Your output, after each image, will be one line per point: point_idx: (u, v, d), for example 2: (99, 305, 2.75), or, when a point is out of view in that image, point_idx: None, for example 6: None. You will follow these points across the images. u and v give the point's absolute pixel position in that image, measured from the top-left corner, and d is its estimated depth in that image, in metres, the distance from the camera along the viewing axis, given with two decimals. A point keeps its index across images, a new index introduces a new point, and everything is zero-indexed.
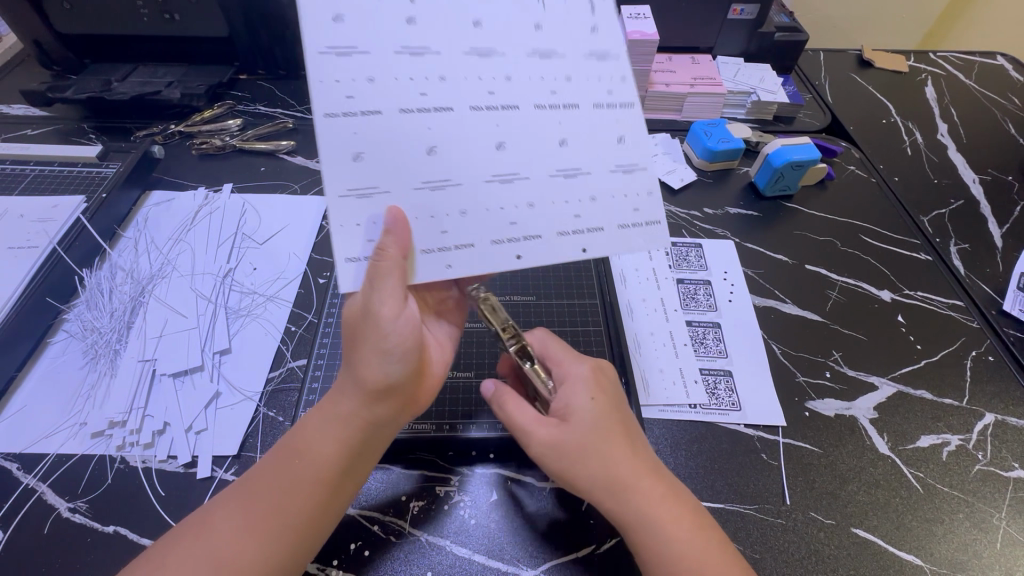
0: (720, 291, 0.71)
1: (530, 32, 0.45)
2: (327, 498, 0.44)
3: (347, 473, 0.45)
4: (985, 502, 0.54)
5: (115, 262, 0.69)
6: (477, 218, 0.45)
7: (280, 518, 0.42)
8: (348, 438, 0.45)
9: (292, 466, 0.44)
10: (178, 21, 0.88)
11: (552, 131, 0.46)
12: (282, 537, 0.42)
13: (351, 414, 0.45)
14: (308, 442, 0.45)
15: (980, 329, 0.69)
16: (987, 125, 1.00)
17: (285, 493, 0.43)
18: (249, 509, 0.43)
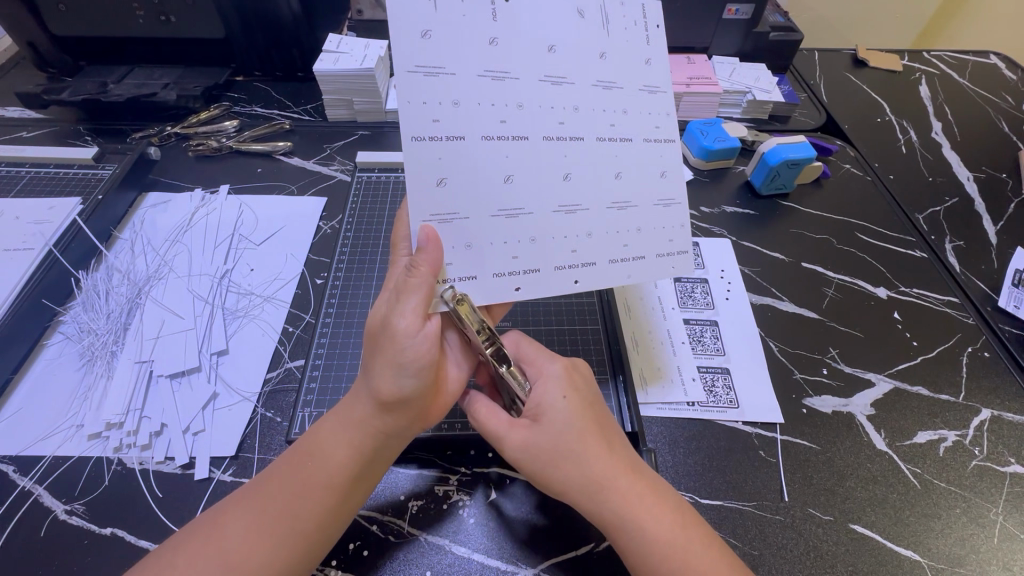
0: (717, 289, 0.71)
1: (596, 61, 0.46)
2: (334, 505, 0.44)
3: (358, 477, 0.45)
4: (982, 497, 0.55)
5: (112, 264, 0.69)
6: (543, 245, 0.46)
7: (290, 523, 0.42)
8: (362, 444, 0.45)
9: (306, 469, 0.44)
10: (174, 23, 0.88)
11: (610, 165, 0.47)
12: (288, 543, 0.42)
13: (366, 420, 0.45)
14: (321, 445, 0.45)
15: (976, 326, 0.69)
16: (981, 123, 1.01)
17: (295, 499, 0.43)
18: (259, 511, 0.42)
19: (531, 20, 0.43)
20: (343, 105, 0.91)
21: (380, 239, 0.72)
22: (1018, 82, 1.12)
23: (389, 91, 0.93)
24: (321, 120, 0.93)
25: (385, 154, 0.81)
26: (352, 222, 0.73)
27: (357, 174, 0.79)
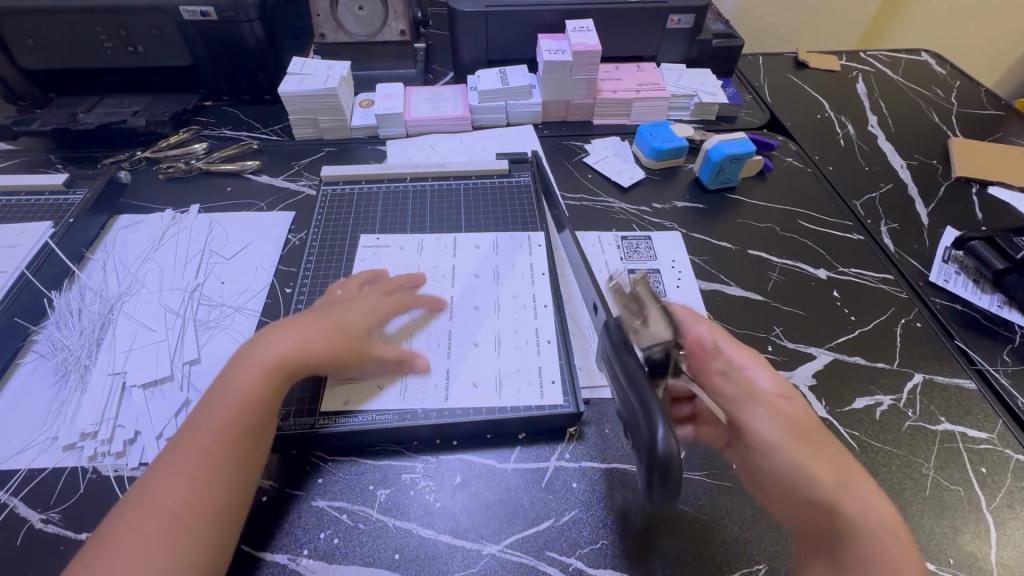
0: (668, 278, 0.75)
1: (512, 255, 0.74)
2: (236, 438, 0.49)
3: (256, 414, 0.51)
4: (916, 454, 0.59)
5: (84, 283, 0.71)
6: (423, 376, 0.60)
7: (204, 465, 0.47)
8: (274, 357, 0.54)
9: (223, 390, 0.51)
10: (142, 52, 0.93)
11: (488, 299, 0.69)
12: (207, 485, 0.46)
13: (260, 361, 0.53)
14: (223, 394, 0.51)
15: (909, 299, 0.74)
16: (913, 116, 1.07)
17: (222, 414, 0.50)
18: (195, 440, 0.48)
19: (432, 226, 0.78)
20: (308, 124, 0.94)
21: (345, 247, 0.75)
22: (947, 76, 1.20)
23: (353, 109, 0.97)
24: (289, 139, 0.97)
25: (350, 167, 0.85)
26: (318, 233, 0.76)
27: (323, 188, 0.82)
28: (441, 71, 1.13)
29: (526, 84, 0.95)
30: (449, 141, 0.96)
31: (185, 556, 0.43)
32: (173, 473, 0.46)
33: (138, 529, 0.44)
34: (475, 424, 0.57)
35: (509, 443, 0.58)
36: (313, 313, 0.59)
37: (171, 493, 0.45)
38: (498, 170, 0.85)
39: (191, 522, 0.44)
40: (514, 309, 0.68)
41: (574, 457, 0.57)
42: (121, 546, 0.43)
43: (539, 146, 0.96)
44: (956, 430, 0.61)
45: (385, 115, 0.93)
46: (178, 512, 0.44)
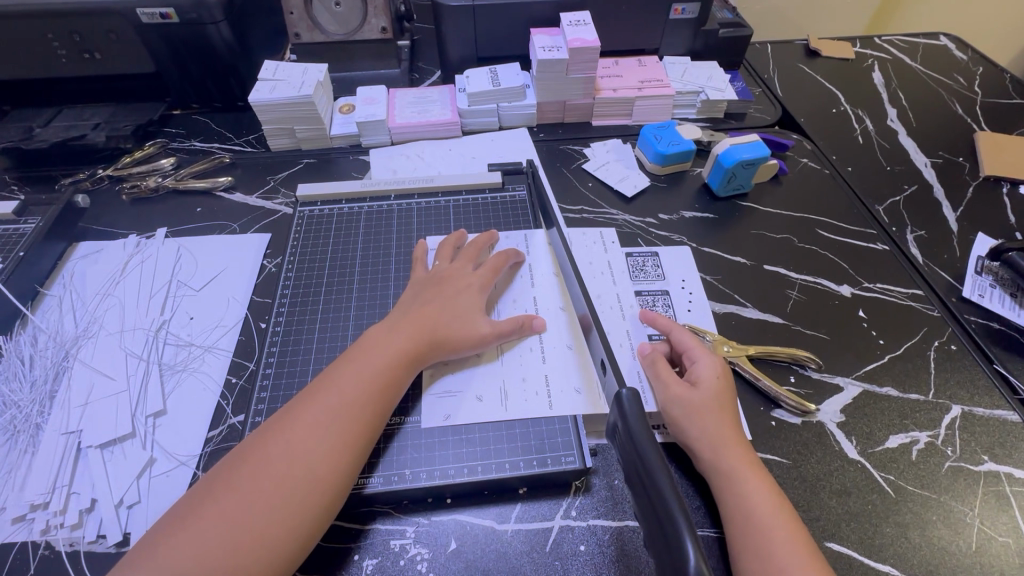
0: (678, 300, 0.69)
1: (531, 285, 0.67)
2: (359, 422, 0.50)
3: (378, 398, 0.51)
4: (958, 500, 0.53)
5: (38, 325, 0.64)
6: (481, 384, 0.58)
7: (322, 437, 0.48)
8: (401, 348, 0.55)
9: (345, 374, 0.52)
10: (100, 59, 0.85)
11: (532, 293, 0.66)
12: (324, 457, 0.47)
13: (394, 346, 0.55)
14: (346, 372, 0.52)
15: (942, 318, 0.68)
16: (934, 107, 1.00)
17: (341, 398, 0.50)
18: (315, 416, 0.49)
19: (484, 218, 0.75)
20: (284, 134, 0.87)
21: (324, 276, 0.68)
22: (969, 63, 1.12)
23: (332, 116, 0.90)
24: (264, 150, 0.90)
25: (329, 184, 0.78)
26: (294, 260, 0.70)
27: (299, 208, 0.75)
28: (428, 70, 1.06)
29: (519, 84, 0.88)
30: (438, 148, 0.88)
31: (272, 536, 0.43)
32: (279, 447, 0.47)
33: (237, 491, 0.44)
34: (472, 481, 0.52)
35: (509, 500, 0.53)
36: (427, 302, 0.59)
37: (278, 462, 0.46)
38: (490, 183, 0.78)
39: (287, 500, 0.44)
40: (527, 352, 0.61)
41: (581, 514, 0.52)
42: (222, 503, 0.44)
43: (535, 152, 0.89)
44: (1001, 470, 0.55)
45: (366, 123, 0.86)
46: (277, 486, 0.45)
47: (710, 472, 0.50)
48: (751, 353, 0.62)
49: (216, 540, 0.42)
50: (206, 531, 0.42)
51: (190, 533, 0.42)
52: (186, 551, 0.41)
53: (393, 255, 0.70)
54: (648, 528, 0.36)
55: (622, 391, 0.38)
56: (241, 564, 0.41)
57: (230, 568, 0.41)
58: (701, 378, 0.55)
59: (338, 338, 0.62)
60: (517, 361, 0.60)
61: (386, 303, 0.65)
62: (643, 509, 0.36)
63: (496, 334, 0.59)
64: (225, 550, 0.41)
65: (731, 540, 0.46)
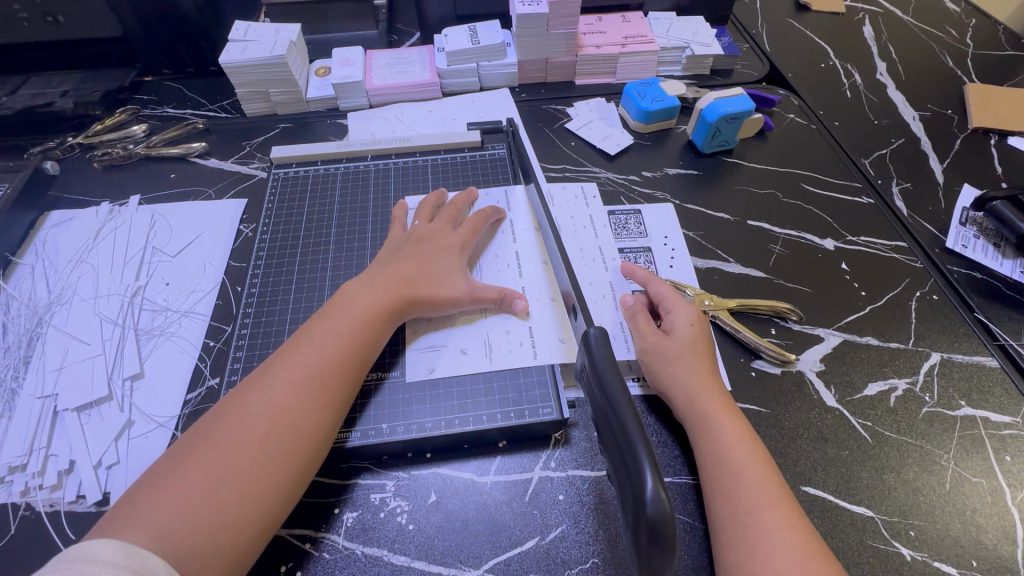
0: (661, 256, 0.68)
1: (512, 241, 0.66)
2: (338, 377, 0.49)
3: (356, 353, 0.51)
4: (934, 444, 0.54)
5: (11, 293, 0.63)
6: (462, 337, 0.58)
7: (301, 392, 0.47)
8: (379, 304, 0.54)
9: (323, 329, 0.51)
10: (64, 23, 0.82)
11: (513, 248, 0.65)
12: (304, 411, 0.47)
13: (372, 301, 0.54)
14: (323, 328, 0.52)
15: (924, 269, 0.67)
16: (925, 60, 0.98)
17: (321, 354, 0.50)
18: (293, 371, 0.48)
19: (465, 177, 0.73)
20: (259, 98, 0.85)
21: (300, 237, 0.67)
22: (962, 14, 1.10)
23: (307, 79, 0.87)
24: (239, 115, 0.87)
25: (304, 146, 0.76)
26: (269, 223, 0.68)
27: (274, 171, 0.74)
28: (407, 31, 1.02)
29: (499, 41, 0.85)
30: (417, 110, 0.86)
31: (258, 489, 0.43)
32: (259, 403, 0.46)
33: (218, 447, 0.43)
34: (450, 435, 0.52)
35: (488, 453, 0.53)
36: (404, 259, 0.58)
37: (259, 418, 0.45)
38: (470, 142, 0.76)
39: (271, 455, 0.44)
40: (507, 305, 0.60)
41: (560, 466, 0.52)
42: (203, 459, 0.43)
43: (517, 112, 0.87)
44: (977, 415, 0.56)
45: (343, 85, 0.84)
46: (261, 441, 0.44)
47: (686, 419, 0.50)
48: (732, 306, 0.62)
49: (197, 494, 0.41)
50: (189, 487, 0.41)
51: (172, 489, 0.41)
52: (168, 508, 0.40)
53: (371, 216, 0.69)
54: (615, 466, 0.37)
55: (590, 330, 0.40)
56: (228, 518, 0.41)
57: (218, 522, 0.41)
58: (676, 328, 0.55)
59: (315, 298, 0.61)
60: (500, 315, 0.59)
61: (364, 261, 0.64)
62: (611, 449, 0.37)
63: (476, 290, 0.58)
64: (210, 505, 0.41)
65: (706, 481, 0.47)
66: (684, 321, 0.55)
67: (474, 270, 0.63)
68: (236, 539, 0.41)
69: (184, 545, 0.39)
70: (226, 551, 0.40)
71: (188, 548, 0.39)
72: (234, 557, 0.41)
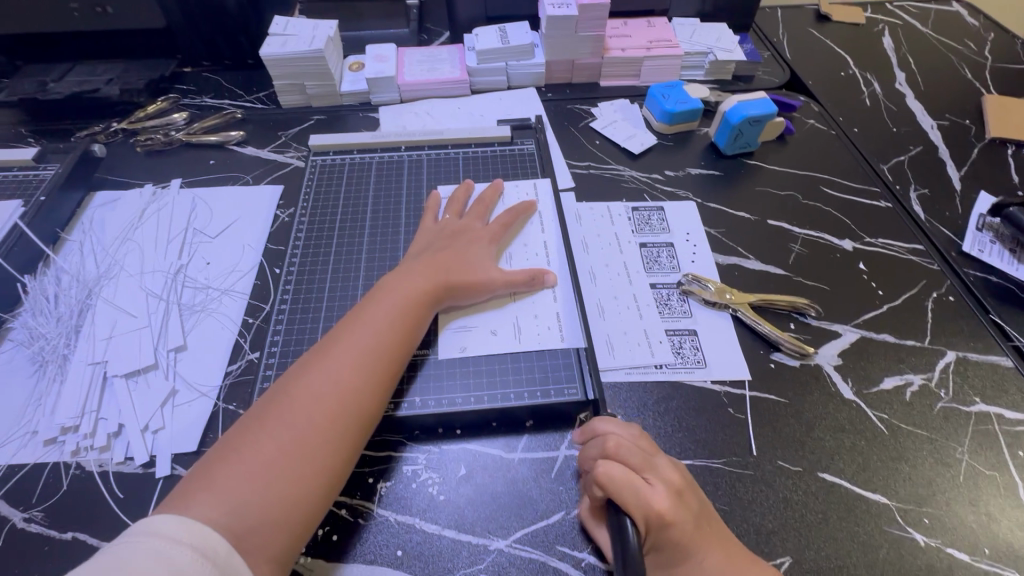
0: (682, 252, 0.70)
1: (540, 231, 0.68)
2: (391, 360, 0.52)
3: (405, 338, 0.53)
4: (949, 437, 0.55)
5: (60, 267, 0.66)
6: (489, 321, 0.60)
7: (358, 373, 0.49)
8: (421, 290, 0.56)
9: (374, 314, 0.54)
10: (111, 13, 0.85)
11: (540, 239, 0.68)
12: (360, 392, 0.49)
13: (416, 289, 0.56)
14: (373, 313, 0.54)
15: (941, 271, 0.69)
16: (943, 72, 1.00)
17: (374, 337, 0.52)
18: (348, 355, 0.50)
19: (493, 171, 0.76)
20: (295, 90, 0.88)
21: (336, 222, 0.70)
22: (980, 28, 1.12)
23: (341, 74, 0.90)
24: (275, 107, 0.90)
25: (339, 136, 0.79)
26: (307, 208, 0.71)
27: (312, 159, 0.77)
28: (437, 31, 1.05)
29: (528, 42, 0.88)
30: (446, 106, 0.89)
31: (321, 465, 0.45)
32: (316, 383, 0.48)
33: (281, 426, 0.45)
34: (480, 411, 0.54)
35: (515, 431, 0.55)
36: (441, 249, 0.61)
37: (319, 397, 0.47)
38: (500, 138, 0.79)
39: (334, 432, 0.46)
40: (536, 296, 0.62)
41: None
42: (269, 436, 0.45)
43: (543, 111, 0.89)
44: (992, 411, 0.57)
45: (376, 80, 0.87)
46: (322, 420, 0.46)
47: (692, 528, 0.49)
48: (752, 301, 0.64)
49: (265, 471, 0.43)
50: (251, 465, 0.43)
51: (240, 464, 0.43)
52: (237, 484, 0.42)
53: (403, 205, 0.72)
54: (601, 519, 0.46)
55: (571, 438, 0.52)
56: (293, 494, 0.43)
57: (285, 498, 0.43)
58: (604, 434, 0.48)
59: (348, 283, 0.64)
60: (530, 298, 0.62)
61: (398, 247, 0.67)
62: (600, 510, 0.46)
63: (506, 283, 0.60)
64: (274, 483, 0.43)
65: None
66: (613, 436, 0.48)
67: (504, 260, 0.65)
68: (301, 514, 0.43)
69: (254, 521, 0.41)
70: (293, 523, 0.43)
71: (259, 523, 0.41)
72: (299, 531, 0.43)
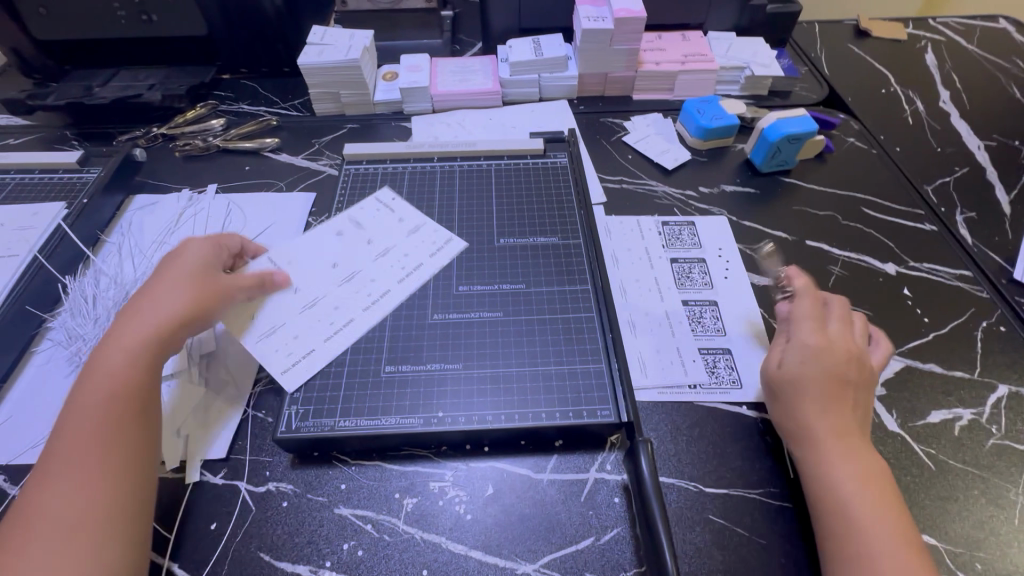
0: (716, 269, 0.69)
1: (429, 255, 0.67)
2: (137, 399, 0.48)
3: (144, 374, 0.49)
4: (1001, 477, 0.52)
5: (99, 268, 0.68)
6: (310, 330, 0.59)
7: (98, 430, 0.46)
8: (137, 333, 0.51)
9: (109, 346, 0.50)
10: (156, 22, 0.87)
11: (570, 255, 0.67)
12: (103, 448, 0.45)
13: (133, 332, 0.51)
14: (101, 363, 0.49)
15: (990, 299, 0.66)
16: (991, 91, 0.96)
17: (102, 390, 0.47)
18: (80, 417, 0.46)
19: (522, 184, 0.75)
20: (329, 99, 0.89)
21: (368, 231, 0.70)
22: None
23: (375, 83, 0.91)
24: (309, 114, 0.91)
25: (373, 145, 0.79)
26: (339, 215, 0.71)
27: (345, 167, 0.77)
28: (470, 42, 1.05)
29: (562, 55, 0.88)
30: (477, 117, 0.89)
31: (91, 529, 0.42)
32: (78, 425, 0.46)
33: (37, 516, 0.42)
34: (509, 430, 0.53)
35: (544, 451, 0.54)
36: (182, 273, 0.55)
37: (67, 483, 0.43)
38: (532, 150, 0.79)
39: (85, 499, 0.43)
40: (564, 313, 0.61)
41: (616, 469, 0.52)
42: (35, 534, 0.41)
43: (574, 123, 0.89)
44: None
45: (409, 90, 0.87)
46: (70, 491, 0.43)
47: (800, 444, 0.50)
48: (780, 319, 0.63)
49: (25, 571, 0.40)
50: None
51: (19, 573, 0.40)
52: (35, 542, 0.41)
53: (433, 215, 0.71)
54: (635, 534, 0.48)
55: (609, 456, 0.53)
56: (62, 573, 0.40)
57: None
58: (778, 366, 0.54)
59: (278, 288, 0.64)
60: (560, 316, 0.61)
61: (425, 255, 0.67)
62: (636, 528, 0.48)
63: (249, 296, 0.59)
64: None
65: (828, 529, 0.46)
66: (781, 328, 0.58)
67: (534, 276, 0.65)
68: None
69: None
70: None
71: None
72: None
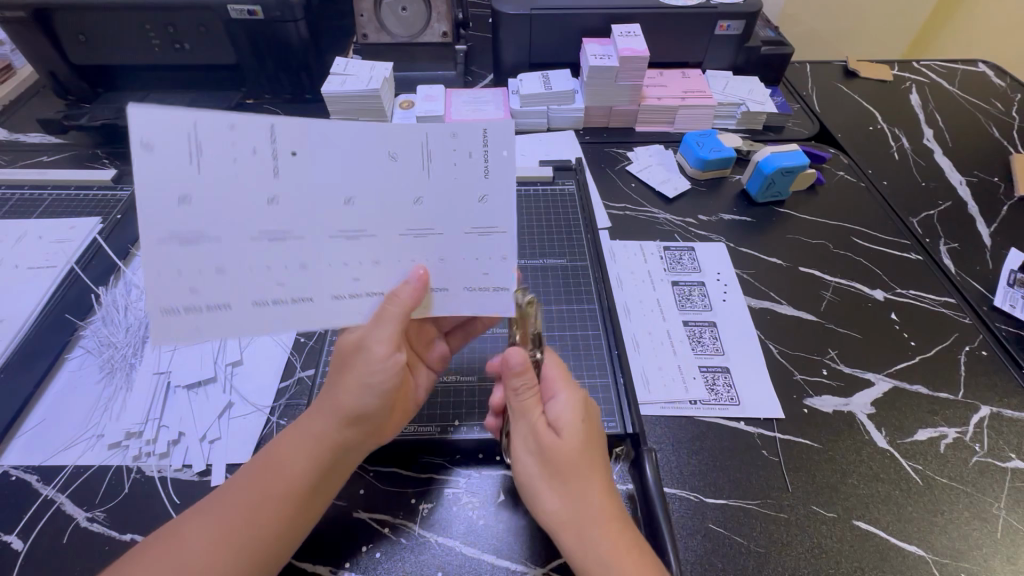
0: (714, 291, 0.73)
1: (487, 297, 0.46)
2: (302, 509, 0.45)
3: (326, 476, 0.47)
4: (985, 492, 0.55)
5: (130, 279, 0.71)
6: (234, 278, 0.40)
7: (255, 522, 0.43)
8: (332, 439, 0.47)
9: (297, 437, 0.46)
10: (188, 50, 0.93)
11: (577, 275, 0.71)
12: (259, 535, 0.43)
13: (328, 433, 0.47)
14: (286, 454, 0.46)
15: (972, 325, 0.70)
16: (972, 130, 1.03)
17: (277, 480, 0.45)
18: (247, 495, 0.44)
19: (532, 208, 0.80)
20: None
21: None
22: (1007, 88, 1.15)
23: (392, 111, 0.96)
24: None
25: None
26: None
27: None
28: (481, 74, 1.12)
29: (570, 89, 0.94)
30: None
31: None
32: (251, 514, 0.43)
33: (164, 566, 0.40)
34: None
35: None
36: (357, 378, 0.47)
37: (199, 550, 0.41)
38: (542, 177, 0.83)
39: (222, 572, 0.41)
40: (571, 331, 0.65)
41: (623, 480, 0.54)
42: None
43: (580, 153, 0.94)
44: None
45: (425, 117, 0.93)
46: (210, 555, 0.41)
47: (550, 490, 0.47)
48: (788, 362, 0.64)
49: None
50: None
51: None
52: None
53: None
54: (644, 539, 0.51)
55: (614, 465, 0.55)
56: None
57: None
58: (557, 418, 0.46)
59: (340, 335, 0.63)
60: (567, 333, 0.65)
61: None
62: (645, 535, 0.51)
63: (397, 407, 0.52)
64: None
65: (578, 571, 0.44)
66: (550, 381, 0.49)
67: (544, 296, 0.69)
68: None
69: None
70: None
71: None
72: None
